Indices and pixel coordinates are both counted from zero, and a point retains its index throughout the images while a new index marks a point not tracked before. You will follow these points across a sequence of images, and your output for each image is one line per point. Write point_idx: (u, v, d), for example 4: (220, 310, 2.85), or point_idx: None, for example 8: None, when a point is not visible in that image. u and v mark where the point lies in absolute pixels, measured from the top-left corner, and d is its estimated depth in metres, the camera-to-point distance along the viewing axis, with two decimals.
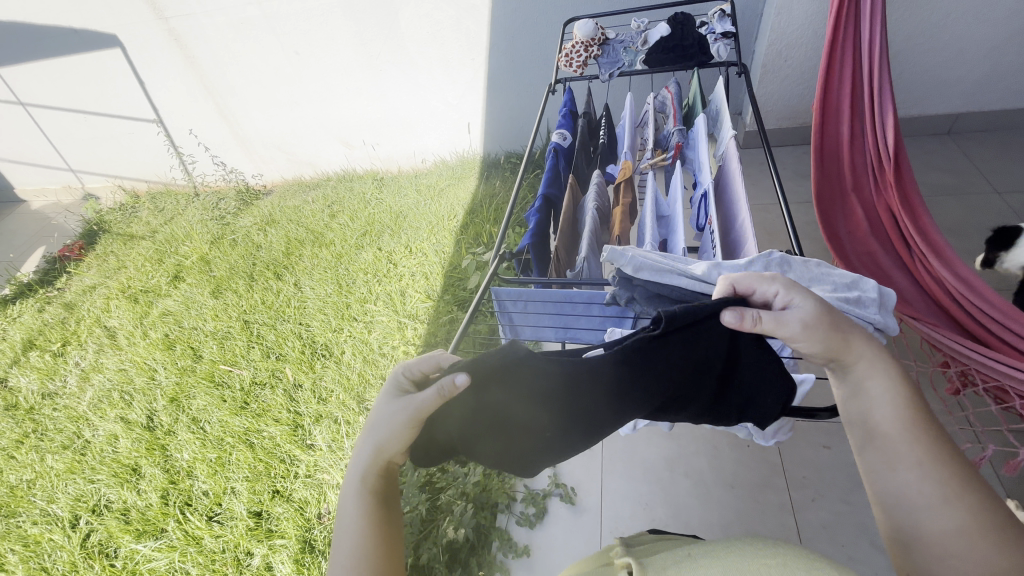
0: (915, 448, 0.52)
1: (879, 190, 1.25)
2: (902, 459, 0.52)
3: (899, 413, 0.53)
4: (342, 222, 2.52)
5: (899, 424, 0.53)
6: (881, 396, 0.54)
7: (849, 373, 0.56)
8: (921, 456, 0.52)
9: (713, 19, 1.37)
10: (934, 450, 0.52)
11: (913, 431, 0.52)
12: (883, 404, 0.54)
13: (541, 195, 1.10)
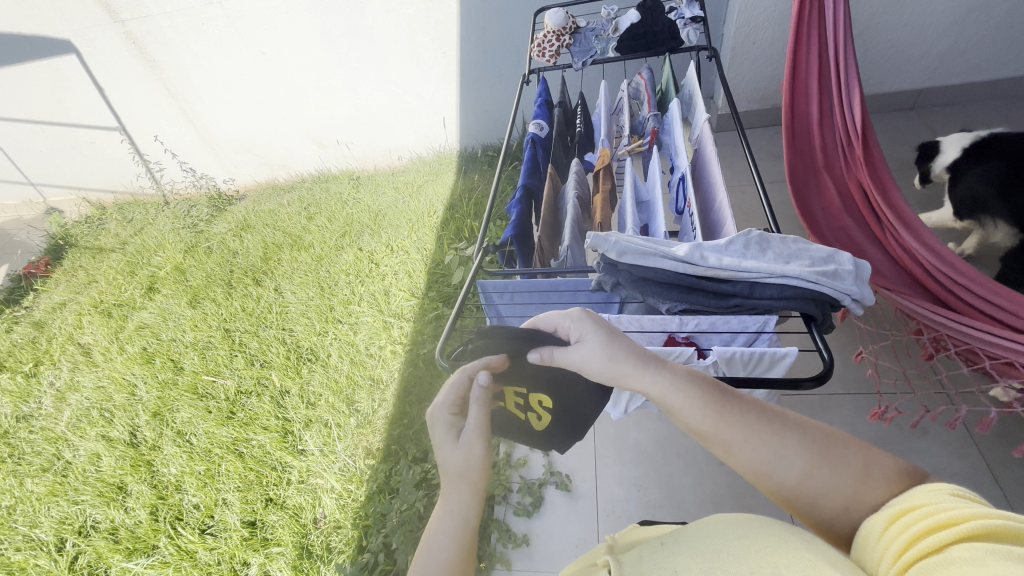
0: (727, 426, 0.47)
1: (848, 166, 1.28)
2: (728, 443, 0.46)
3: (697, 403, 0.48)
4: (320, 224, 2.49)
5: (695, 411, 0.48)
6: (673, 395, 0.49)
7: (641, 385, 0.50)
8: (741, 423, 0.46)
9: (682, 3, 1.37)
10: (743, 413, 0.47)
11: (720, 412, 0.47)
12: (679, 402, 0.48)
13: (521, 185, 1.10)
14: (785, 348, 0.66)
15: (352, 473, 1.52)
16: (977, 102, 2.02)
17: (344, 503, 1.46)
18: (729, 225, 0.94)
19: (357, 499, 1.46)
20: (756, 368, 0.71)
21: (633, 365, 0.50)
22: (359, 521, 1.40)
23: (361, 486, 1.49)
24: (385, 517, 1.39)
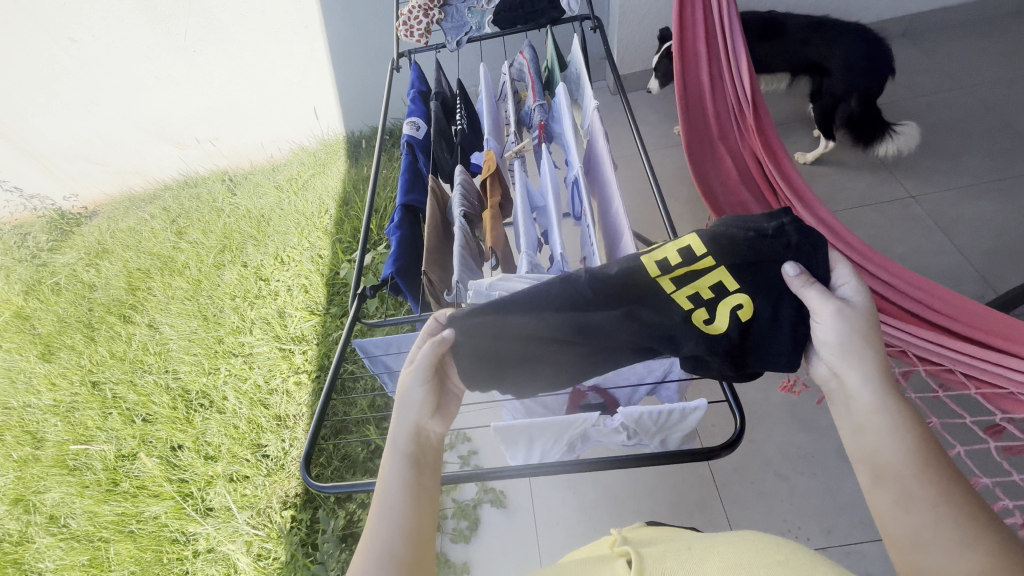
0: (923, 478, 0.45)
1: (742, 135, 1.25)
2: (914, 490, 0.45)
3: (908, 444, 0.47)
4: (193, 238, 2.15)
5: (900, 446, 0.47)
6: (885, 416, 0.48)
7: (859, 401, 0.50)
8: (936, 498, 0.44)
9: None
10: (949, 487, 0.44)
11: (924, 462, 0.46)
12: (888, 426, 0.48)
13: (400, 204, 0.96)
14: (694, 403, 0.57)
15: (268, 528, 1.36)
16: None
17: (263, 565, 1.30)
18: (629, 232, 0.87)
19: (278, 559, 1.31)
20: (666, 425, 0.61)
21: (867, 387, 0.50)
22: None
23: (279, 543, 1.33)
24: None
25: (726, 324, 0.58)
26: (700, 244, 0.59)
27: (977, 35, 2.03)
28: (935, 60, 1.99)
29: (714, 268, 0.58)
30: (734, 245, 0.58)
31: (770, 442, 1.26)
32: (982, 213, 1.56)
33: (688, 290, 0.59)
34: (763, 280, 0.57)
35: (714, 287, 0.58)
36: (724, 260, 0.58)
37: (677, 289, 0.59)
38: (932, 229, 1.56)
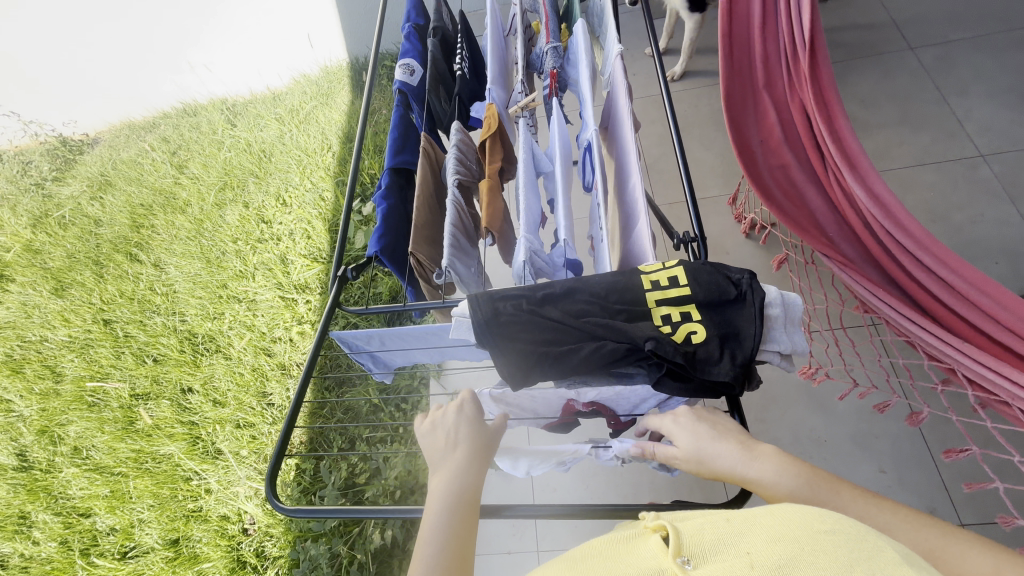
0: (813, 484, 0.43)
1: (792, 80, 1.06)
2: (825, 503, 0.42)
3: (780, 473, 0.45)
4: (193, 173, 2.07)
5: (778, 476, 0.44)
6: (755, 470, 0.46)
7: (738, 474, 0.47)
8: (841, 500, 0.43)
9: None
10: (841, 489, 0.43)
11: (806, 475, 0.44)
12: (761, 471, 0.45)
13: (389, 167, 0.84)
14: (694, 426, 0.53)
15: None
16: None
17: (272, 509, 1.35)
18: (644, 212, 0.75)
19: None
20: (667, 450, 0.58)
21: (735, 456, 0.47)
22: (287, 529, 1.31)
23: None
24: (310, 535, 1.28)
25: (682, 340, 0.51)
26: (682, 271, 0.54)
27: None
28: None
29: (692, 290, 0.52)
30: (695, 272, 0.54)
31: (782, 423, 1.21)
32: None
33: (660, 299, 0.53)
34: (721, 314, 0.52)
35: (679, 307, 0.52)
36: (700, 289, 0.53)
37: (654, 307, 0.53)
38: (998, 193, 1.38)
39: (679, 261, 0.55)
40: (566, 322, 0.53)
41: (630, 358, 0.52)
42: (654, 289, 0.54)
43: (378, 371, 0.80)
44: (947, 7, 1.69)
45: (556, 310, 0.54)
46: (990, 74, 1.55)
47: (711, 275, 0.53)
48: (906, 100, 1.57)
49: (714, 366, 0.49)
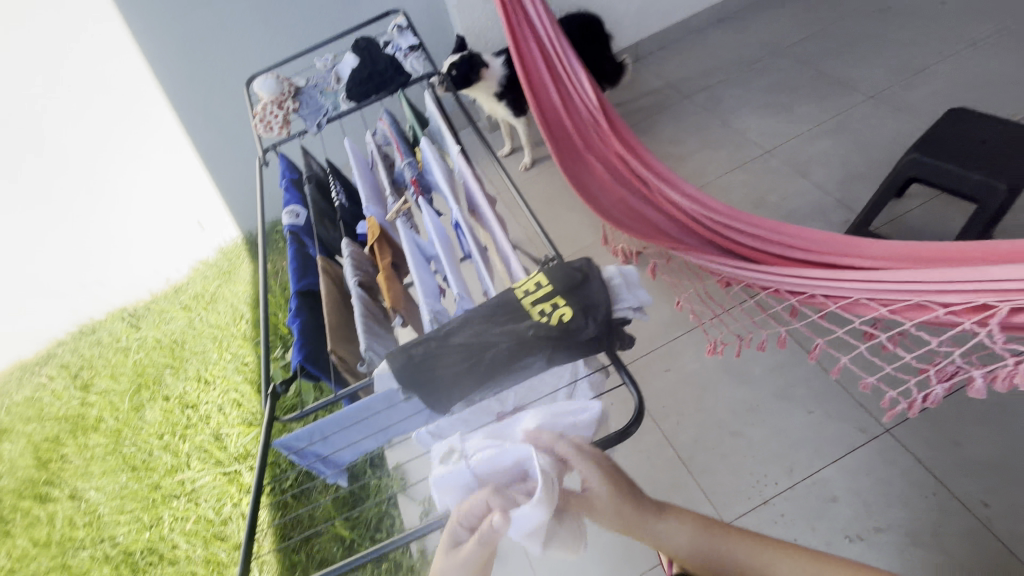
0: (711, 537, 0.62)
1: (603, 140, 1.39)
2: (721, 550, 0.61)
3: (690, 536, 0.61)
4: (102, 387, 1.98)
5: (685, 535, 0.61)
6: (674, 539, 0.61)
7: (661, 543, 0.62)
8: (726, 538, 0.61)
9: (394, 35, 1.36)
10: (728, 533, 0.62)
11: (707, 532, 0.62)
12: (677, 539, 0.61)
13: (297, 291, 0.95)
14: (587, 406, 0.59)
15: None
16: (679, 40, 2.37)
17: None
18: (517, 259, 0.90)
19: None
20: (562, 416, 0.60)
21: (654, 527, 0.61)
22: None
23: None
24: None
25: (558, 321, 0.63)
26: (543, 275, 0.68)
27: (774, 6, 2.37)
28: (751, 33, 2.29)
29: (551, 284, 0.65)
30: (552, 272, 0.68)
31: (717, 404, 1.34)
32: (826, 149, 1.78)
33: (533, 301, 0.66)
34: (580, 292, 0.65)
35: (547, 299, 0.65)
36: (558, 283, 0.66)
37: (531, 307, 0.66)
38: (792, 174, 1.75)
39: (538, 270, 0.69)
40: (468, 342, 0.64)
41: (524, 350, 0.62)
42: (526, 295, 0.67)
43: (330, 476, 0.83)
44: (700, 64, 2.25)
45: (458, 337, 0.65)
46: (746, 98, 2.05)
47: (565, 269, 0.67)
48: (702, 130, 2.00)
49: (582, 330, 0.62)
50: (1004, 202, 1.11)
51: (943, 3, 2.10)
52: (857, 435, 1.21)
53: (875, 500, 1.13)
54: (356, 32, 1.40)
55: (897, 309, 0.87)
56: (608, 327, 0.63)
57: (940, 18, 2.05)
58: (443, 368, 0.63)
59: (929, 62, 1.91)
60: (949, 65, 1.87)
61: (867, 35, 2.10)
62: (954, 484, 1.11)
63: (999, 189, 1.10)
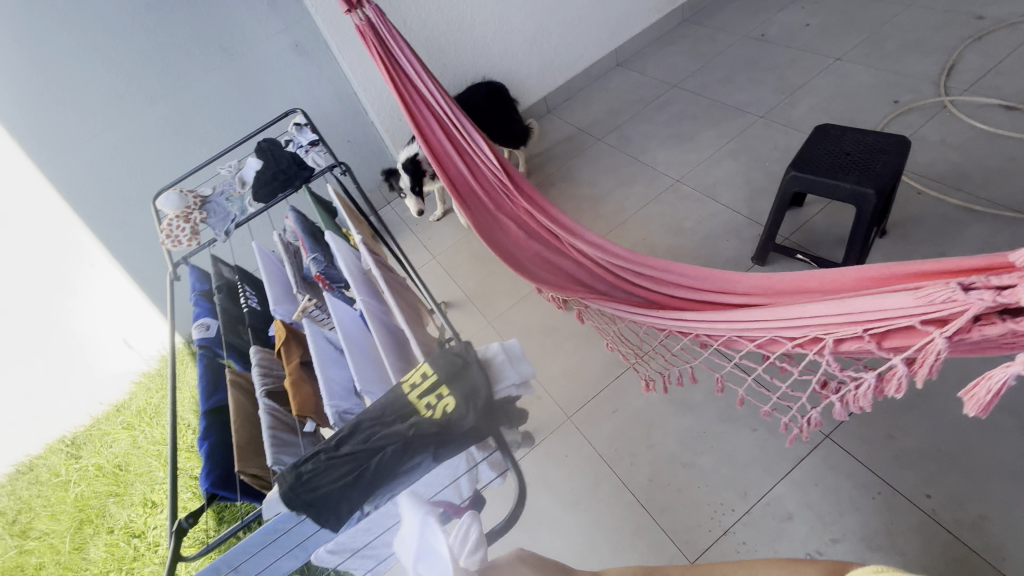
0: None
1: (510, 198, 1.43)
2: None
3: None
4: (39, 531, 1.82)
5: None
6: None
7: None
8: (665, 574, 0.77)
9: (294, 133, 1.41)
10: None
11: None
12: None
13: (207, 409, 0.92)
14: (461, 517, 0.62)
15: None
16: (584, 88, 2.53)
17: None
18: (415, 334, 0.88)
19: None
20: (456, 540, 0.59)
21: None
22: None
23: None
24: None
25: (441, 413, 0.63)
26: (428, 364, 0.68)
27: (665, 46, 2.57)
28: (647, 73, 2.47)
29: (432, 374, 0.66)
30: (435, 359, 0.68)
31: (666, 437, 1.35)
32: (730, 169, 1.89)
33: (419, 394, 0.66)
34: (460, 378, 0.65)
35: (432, 390, 0.65)
36: (440, 370, 0.66)
37: (419, 400, 0.66)
38: (703, 198, 1.85)
39: (424, 360, 0.70)
40: (356, 450, 0.63)
41: (410, 450, 0.62)
42: (412, 389, 0.67)
43: None
44: (607, 107, 2.39)
45: (349, 445, 0.65)
46: (652, 132, 2.18)
47: (446, 355, 0.67)
48: (616, 168, 2.11)
49: (460, 420, 0.62)
50: (876, 205, 1.20)
51: (810, 24, 2.32)
52: (799, 445, 1.24)
53: (828, 510, 1.14)
54: (258, 134, 1.44)
55: (761, 343, 0.85)
56: (489, 410, 0.63)
57: (807, 38, 2.25)
58: (336, 482, 0.63)
59: (806, 78, 2.08)
60: (823, 79, 2.04)
61: (749, 61, 2.29)
62: (895, 479, 1.13)
63: (868, 194, 1.20)
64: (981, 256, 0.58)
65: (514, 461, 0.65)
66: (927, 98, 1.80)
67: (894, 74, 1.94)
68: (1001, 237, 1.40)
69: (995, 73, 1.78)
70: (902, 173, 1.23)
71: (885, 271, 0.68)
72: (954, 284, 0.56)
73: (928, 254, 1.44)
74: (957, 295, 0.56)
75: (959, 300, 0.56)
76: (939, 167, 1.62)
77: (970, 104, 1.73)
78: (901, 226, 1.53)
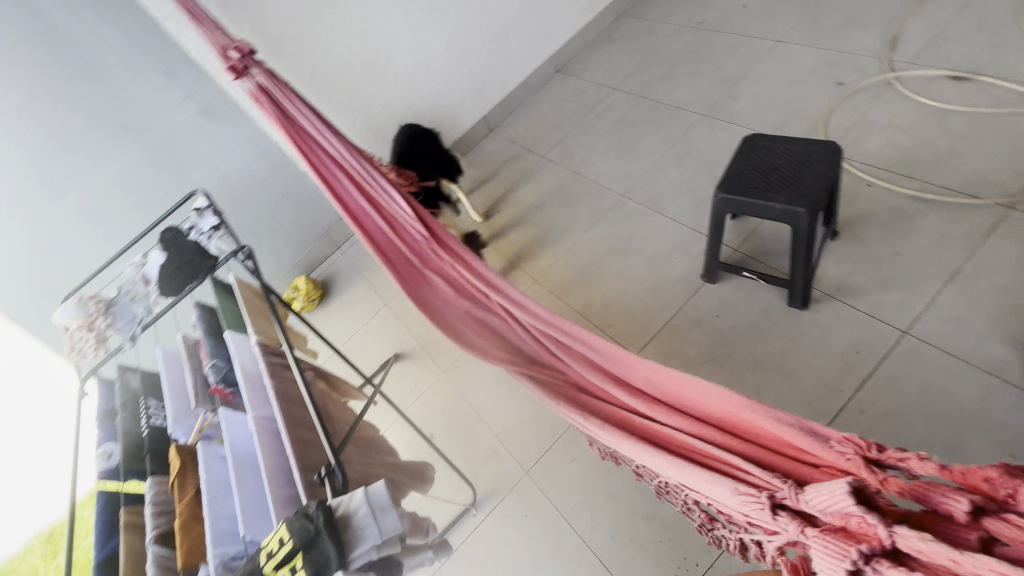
0: None
1: (437, 256, 1.36)
2: None
3: None
4: None
5: None
6: None
7: None
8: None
9: (195, 218, 1.33)
10: None
11: None
12: None
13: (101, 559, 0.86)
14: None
15: None
16: (524, 102, 2.44)
17: None
18: (298, 458, 0.81)
19: None
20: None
21: None
22: None
23: None
24: None
25: None
26: (286, 527, 0.61)
27: (603, 45, 2.45)
28: (587, 77, 2.36)
29: (285, 544, 0.59)
30: (291, 524, 0.60)
31: (625, 487, 1.28)
32: (673, 178, 1.80)
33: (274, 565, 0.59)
34: (314, 553, 0.58)
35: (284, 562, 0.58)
36: (295, 537, 0.59)
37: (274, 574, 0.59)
38: (649, 212, 1.76)
39: (283, 520, 0.63)
40: None
41: None
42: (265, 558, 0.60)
43: None
44: (548, 120, 2.29)
45: None
46: (595, 144, 2.08)
47: (302, 521, 0.60)
48: (561, 187, 2.02)
49: None
50: (810, 223, 1.12)
51: (747, 5, 2.20)
52: None
53: None
54: (160, 222, 1.36)
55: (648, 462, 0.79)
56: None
57: (745, 22, 2.14)
58: None
59: (746, 67, 1.97)
60: (763, 66, 1.94)
61: (688, 53, 2.18)
62: None
63: (799, 213, 1.11)
64: (805, 431, 0.56)
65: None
66: (871, 77, 1.69)
67: (835, 53, 1.83)
68: (956, 228, 1.31)
69: (939, 42, 1.67)
70: (834, 184, 1.14)
71: (743, 414, 0.64)
72: (768, 498, 0.54)
73: (882, 254, 1.35)
74: (771, 514, 0.54)
75: (772, 522, 0.53)
76: (888, 154, 1.52)
77: (917, 79, 1.62)
78: (852, 225, 1.44)
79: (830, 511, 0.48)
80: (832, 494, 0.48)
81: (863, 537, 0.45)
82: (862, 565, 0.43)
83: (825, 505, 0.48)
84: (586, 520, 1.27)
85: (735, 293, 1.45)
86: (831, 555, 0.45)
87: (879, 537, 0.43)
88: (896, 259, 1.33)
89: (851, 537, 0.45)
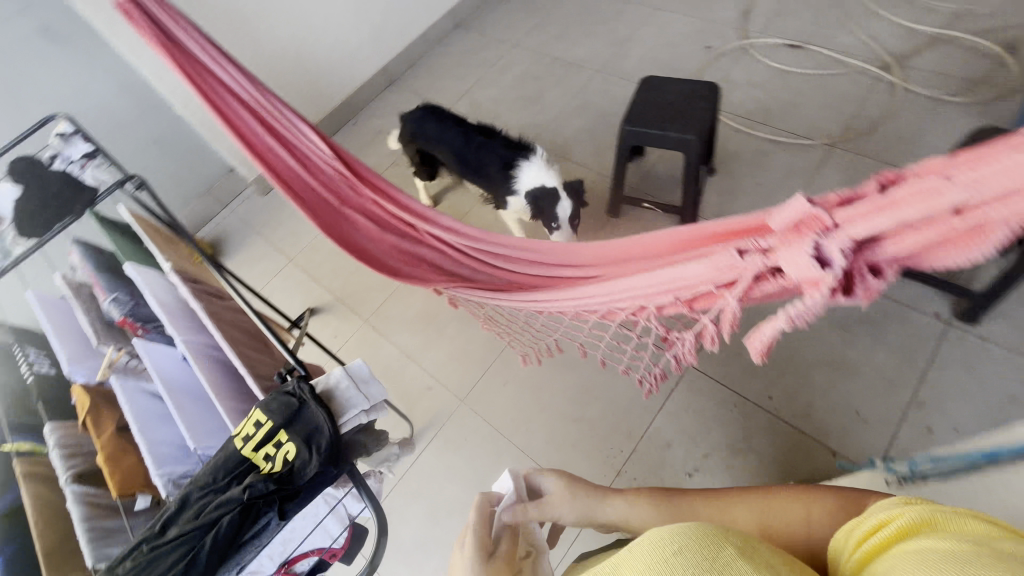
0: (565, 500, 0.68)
1: (356, 191, 1.30)
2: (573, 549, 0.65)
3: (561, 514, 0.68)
4: None
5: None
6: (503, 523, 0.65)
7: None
8: (685, 504, 0.67)
9: (59, 144, 1.10)
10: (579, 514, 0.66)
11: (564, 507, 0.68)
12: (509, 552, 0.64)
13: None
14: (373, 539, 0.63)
15: None
16: (425, 55, 2.40)
17: None
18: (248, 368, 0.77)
19: None
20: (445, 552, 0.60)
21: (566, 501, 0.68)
22: None
23: None
24: None
25: (279, 465, 0.56)
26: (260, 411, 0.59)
27: (500, 4, 2.50)
28: (486, 33, 2.40)
29: (266, 422, 0.57)
30: (265, 405, 0.59)
31: (555, 397, 1.39)
32: (577, 127, 1.93)
33: (254, 446, 0.57)
34: (300, 424, 0.58)
35: (268, 438, 0.57)
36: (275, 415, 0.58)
37: (254, 454, 0.57)
38: (557, 158, 1.88)
39: (254, 407, 0.61)
40: (183, 532, 0.54)
41: (253, 512, 0.55)
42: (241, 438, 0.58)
43: None
44: (451, 74, 2.30)
45: (177, 527, 0.55)
46: (501, 97, 2.14)
47: (280, 400, 0.59)
48: None
49: (303, 468, 0.57)
50: (698, 149, 1.31)
51: None
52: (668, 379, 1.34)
53: (698, 430, 1.27)
54: (8, 151, 1.11)
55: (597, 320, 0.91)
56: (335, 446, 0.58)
57: None
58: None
59: (632, 30, 2.17)
60: (646, 30, 2.15)
61: (580, 15, 2.32)
62: (745, 389, 1.29)
63: (690, 140, 1.29)
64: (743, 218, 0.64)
65: (373, 497, 0.60)
66: (732, 42, 1.98)
67: (703, 21, 2.10)
68: (798, 163, 1.62)
69: (780, 16, 2.01)
70: (715, 119, 1.35)
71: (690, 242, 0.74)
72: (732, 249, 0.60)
73: (748, 186, 1.63)
74: (737, 260, 0.60)
75: (740, 264, 0.60)
76: (749, 106, 1.81)
77: (766, 45, 1.94)
78: (724, 164, 1.70)
79: (785, 223, 0.55)
80: (786, 208, 0.54)
81: (813, 228, 0.52)
82: (818, 244, 0.51)
83: (781, 222, 0.55)
84: (523, 431, 1.37)
85: (637, 224, 1.63)
86: (794, 249, 0.53)
87: (824, 220, 0.51)
88: (759, 189, 1.61)
89: (805, 233, 0.53)
